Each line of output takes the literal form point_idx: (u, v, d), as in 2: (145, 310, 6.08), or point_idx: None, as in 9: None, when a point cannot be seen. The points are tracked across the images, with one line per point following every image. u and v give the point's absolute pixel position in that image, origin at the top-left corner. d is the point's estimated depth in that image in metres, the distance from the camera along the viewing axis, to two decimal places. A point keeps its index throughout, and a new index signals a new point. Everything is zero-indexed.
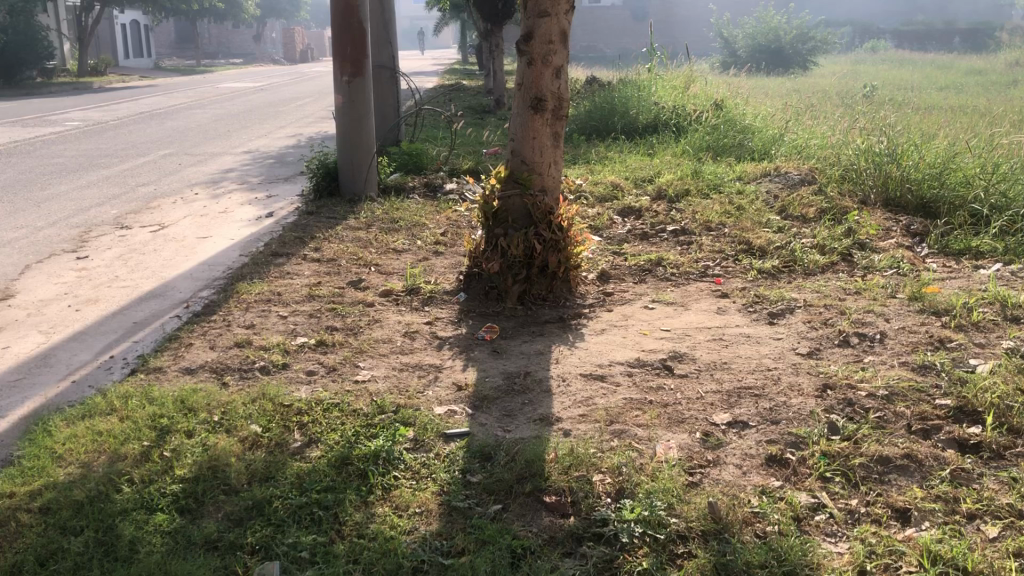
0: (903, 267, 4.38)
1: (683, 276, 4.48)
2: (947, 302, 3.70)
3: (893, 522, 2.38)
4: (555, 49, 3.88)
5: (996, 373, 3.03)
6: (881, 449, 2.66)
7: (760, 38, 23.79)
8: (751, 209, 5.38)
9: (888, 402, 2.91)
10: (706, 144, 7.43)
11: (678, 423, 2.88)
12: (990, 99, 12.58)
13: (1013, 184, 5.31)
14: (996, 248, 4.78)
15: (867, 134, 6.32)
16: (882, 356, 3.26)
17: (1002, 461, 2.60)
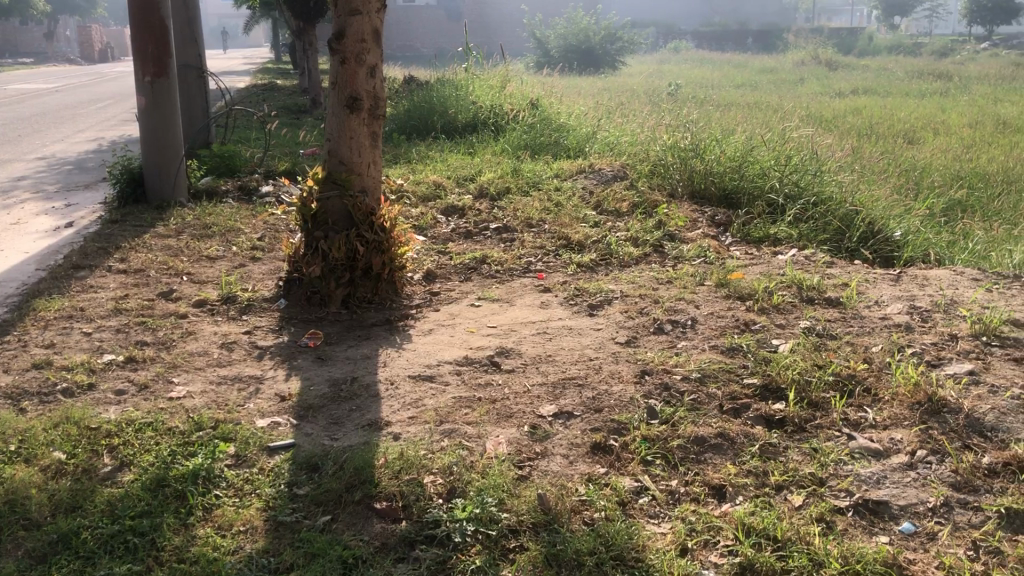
0: (710, 256, 4.62)
1: (506, 272, 4.54)
2: (750, 287, 3.92)
3: (710, 499, 2.51)
4: (369, 47, 3.82)
5: (795, 351, 3.25)
6: (696, 430, 2.79)
7: (571, 38, 24.44)
8: (569, 204, 5.53)
9: (701, 384, 3.06)
10: (524, 142, 7.57)
11: (506, 418, 2.91)
12: (781, 96, 13.54)
13: (803, 174, 5.72)
14: (791, 235, 5.15)
15: (672, 131, 6.64)
16: (694, 341, 3.42)
17: (805, 434, 2.79)
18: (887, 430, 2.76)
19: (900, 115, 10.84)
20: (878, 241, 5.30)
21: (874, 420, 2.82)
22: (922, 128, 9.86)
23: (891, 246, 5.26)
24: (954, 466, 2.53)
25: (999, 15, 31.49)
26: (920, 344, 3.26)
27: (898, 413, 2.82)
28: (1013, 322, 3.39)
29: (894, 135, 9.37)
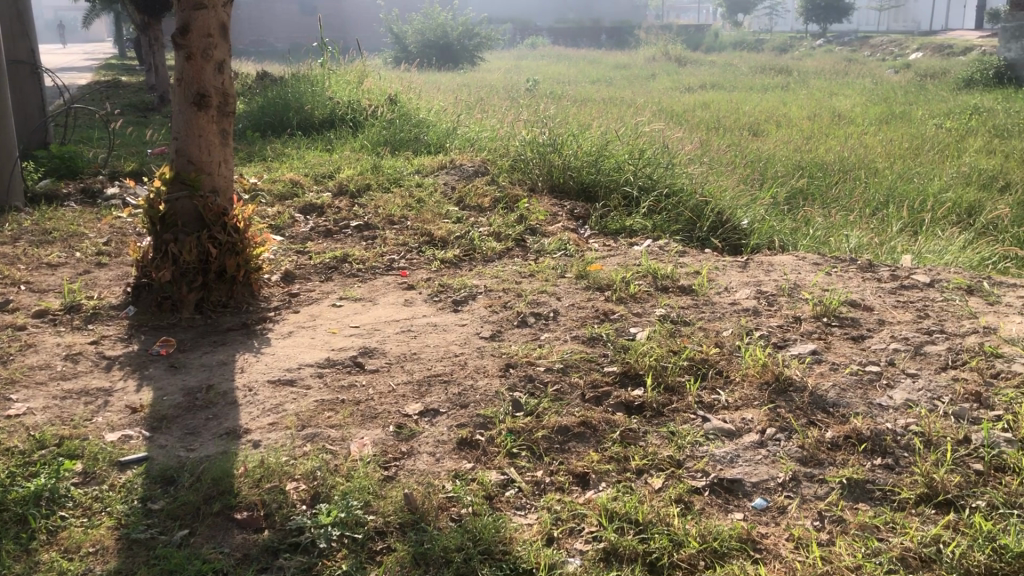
0: (570, 249, 4.70)
1: (368, 271, 4.48)
2: (609, 278, 4.01)
3: (574, 487, 2.56)
4: (215, 42, 3.69)
5: (652, 338, 3.35)
6: (560, 419, 2.83)
7: (428, 34, 24.34)
8: (430, 201, 5.50)
9: (563, 374, 3.11)
10: (383, 138, 7.48)
11: (370, 419, 2.87)
12: (635, 91, 13.93)
13: (656, 167, 5.90)
14: (646, 226, 5.31)
15: (530, 126, 6.71)
16: (556, 332, 3.47)
17: (662, 418, 2.88)
18: (739, 410, 2.87)
19: (745, 109, 11.34)
20: (727, 230, 5.55)
21: (727, 401, 2.94)
22: (765, 121, 10.33)
23: (739, 234, 5.53)
24: (800, 441, 2.66)
25: (832, 14, 33.37)
26: (767, 327, 3.41)
27: (749, 394, 2.95)
28: (850, 303, 3.60)
29: (740, 128, 9.79)
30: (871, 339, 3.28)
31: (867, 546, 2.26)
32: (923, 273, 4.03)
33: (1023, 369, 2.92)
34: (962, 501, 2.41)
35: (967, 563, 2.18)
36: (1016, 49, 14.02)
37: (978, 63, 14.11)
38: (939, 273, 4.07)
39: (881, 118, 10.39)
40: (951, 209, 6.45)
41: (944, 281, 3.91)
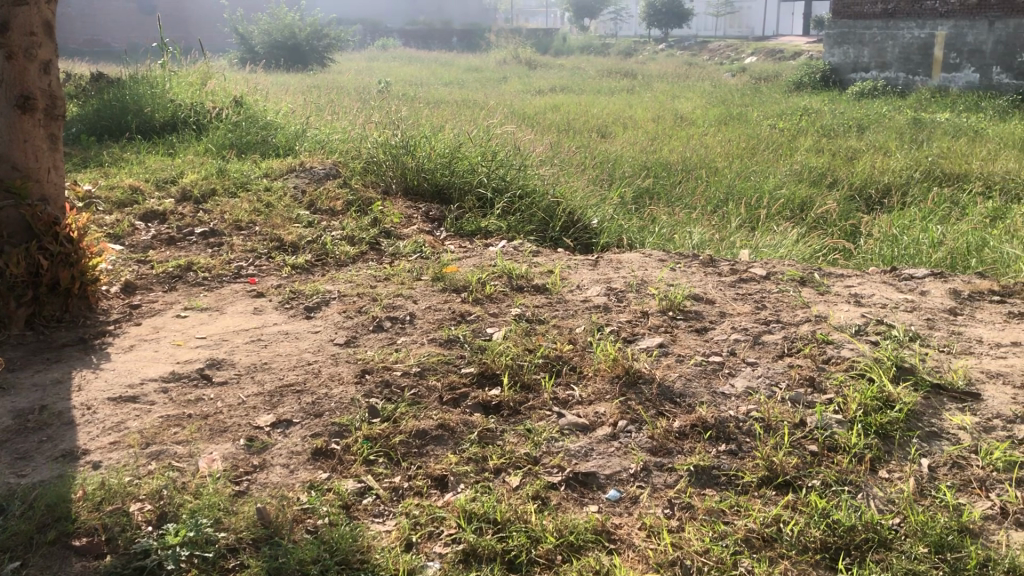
0: (425, 251, 4.69)
1: (215, 279, 4.32)
2: (464, 279, 4.02)
3: (432, 491, 2.55)
4: (39, 41, 3.51)
5: (508, 337, 3.38)
6: (417, 423, 2.81)
7: (275, 34, 23.68)
8: (280, 205, 5.35)
9: (420, 378, 3.09)
10: (229, 142, 7.24)
11: (220, 433, 2.77)
12: (488, 94, 14.05)
13: (508, 169, 5.97)
14: (500, 227, 5.37)
15: (382, 128, 6.65)
16: (412, 336, 3.45)
17: (519, 416, 2.91)
18: (592, 405, 2.94)
19: (594, 111, 11.65)
20: (577, 229, 5.68)
21: (580, 396, 3.00)
22: (613, 123, 10.63)
23: (589, 233, 5.67)
24: (650, 432, 2.75)
25: (673, 19, 34.72)
26: (616, 323, 3.50)
27: (601, 388, 3.02)
28: (693, 297, 3.75)
29: (589, 130, 10.03)
30: (714, 331, 3.43)
31: (714, 530, 2.35)
32: (760, 267, 4.25)
33: (850, 353, 3.11)
34: (799, 480, 2.54)
35: (804, 540, 2.31)
36: (838, 55, 14.83)
37: (806, 67, 14.96)
38: (774, 266, 4.29)
39: (720, 119, 10.87)
40: (785, 206, 6.82)
41: (779, 274, 4.13)
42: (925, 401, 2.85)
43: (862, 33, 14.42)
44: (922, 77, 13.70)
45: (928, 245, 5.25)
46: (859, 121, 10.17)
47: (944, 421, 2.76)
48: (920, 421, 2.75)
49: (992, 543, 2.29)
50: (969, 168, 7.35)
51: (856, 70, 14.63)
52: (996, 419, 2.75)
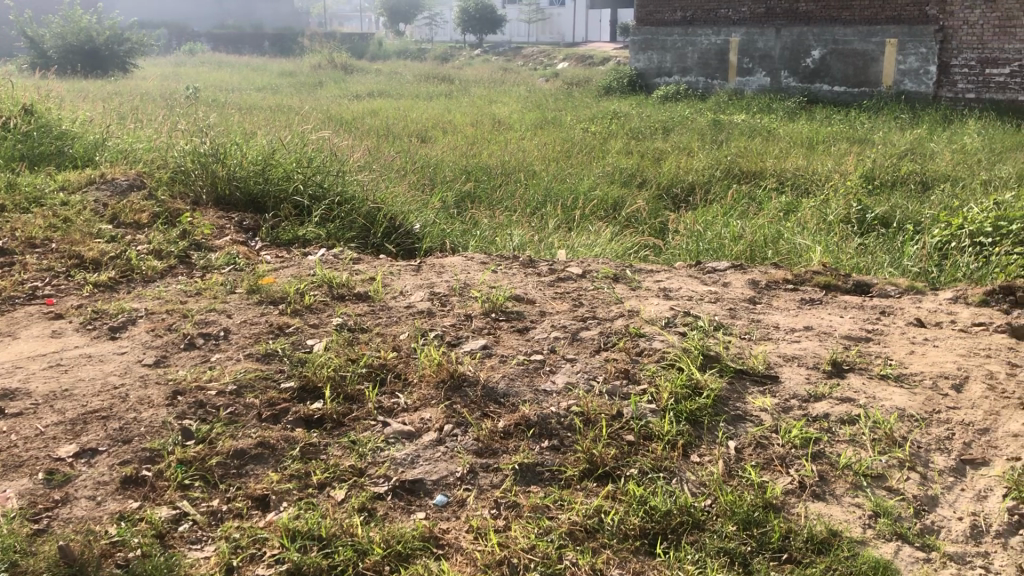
0: (239, 263, 4.52)
1: (6, 302, 3.99)
2: (281, 290, 3.90)
3: (253, 512, 2.46)
4: None
5: (329, 348, 3.31)
6: (235, 443, 2.70)
7: (69, 37, 22.04)
8: (79, 219, 5.00)
9: (237, 396, 2.97)
10: (18, 153, 6.69)
11: (15, 469, 2.56)
12: (303, 99, 13.72)
13: (325, 175, 5.86)
14: (318, 235, 5.26)
15: (190, 135, 6.36)
16: (228, 352, 3.31)
17: (342, 428, 2.86)
18: (417, 411, 2.92)
19: (412, 116, 11.64)
20: (399, 235, 5.68)
21: (405, 403, 2.97)
22: (431, 127, 10.66)
23: (411, 238, 5.69)
24: (475, 434, 2.77)
25: (486, 25, 35.22)
26: (439, 327, 3.50)
27: (426, 394, 3.01)
28: (514, 298, 3.81)
29: (408, 135, 10.01)
30: (535, 330, 3.49)
31: (539, 526, 2.40)
32: (576, 266, 4.37)
33: (661, 345, 3.26)
34: (618, 471, 2.63)
35: (624, 529, 2.40)
36: (644, 60, 15.57)
37: (615, 72, 15.60)
38: (590, 264, 4.43)
39: (536, 123, 11.12)
40: (599, 206, 7.06)
41: (594, 272, 4.26)
42: (730, 386, 3.02)
43: (664, 40, 15.16)
44: (720, 81, 14.51)
45: (730, 239, 5.58)
46: (665, 123, 10.67)
47: (747, 404, 2.94)
48: (727, 406, 2.92)
49: (793, 515, 2.45)
50: (763, 166, 7.87)
51: (660, 74, 15.38)
52: (793, 399, 2.95)
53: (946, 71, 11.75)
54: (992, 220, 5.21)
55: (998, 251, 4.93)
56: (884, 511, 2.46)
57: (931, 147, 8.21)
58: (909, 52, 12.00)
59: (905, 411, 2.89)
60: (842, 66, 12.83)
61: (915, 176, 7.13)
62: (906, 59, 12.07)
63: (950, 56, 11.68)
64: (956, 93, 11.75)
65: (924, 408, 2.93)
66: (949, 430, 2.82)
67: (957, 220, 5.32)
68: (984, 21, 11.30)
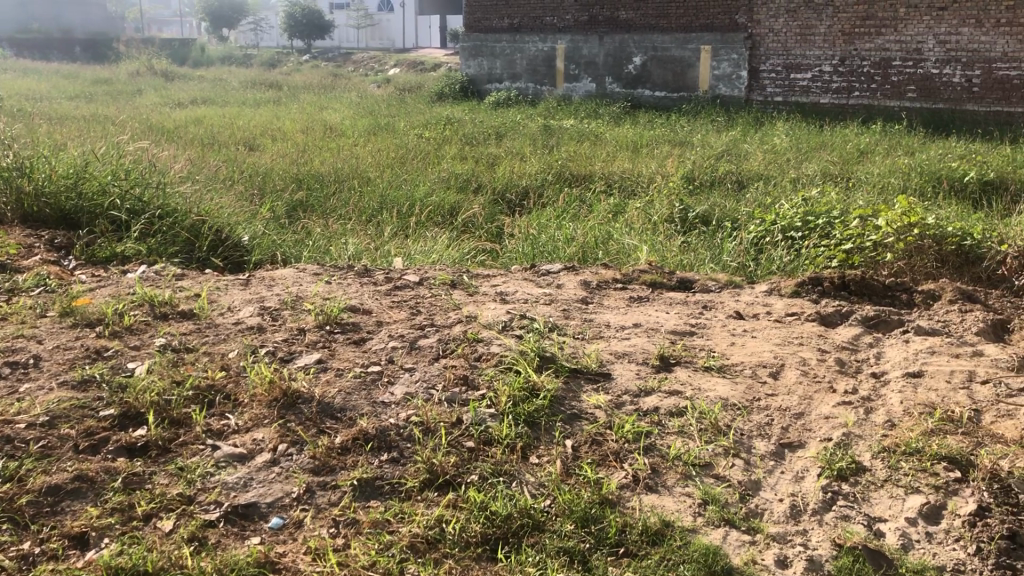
0: (50, 284, 4.22)
1: None
2: (98, 311, 3.67)
3: (71, 551, 2.29)
4: None
5: (152, 371, 3.13)
6: (49, 479, 2.51)
7: None
8: None
9: (50, 428, 2.76)
10: None
11: None
12: (120, 108, 12.99)
13: (145, 188, 5.56)
14: (139, 251, 4.99)
15: None
16: (39, 381, 3.07)
17: (169, 455, 2.71)
18: (249, 432, 2.81)
19: (238, 124, 11.23)
20: (226, 248, 5.48)
21: (236, 424, 2.85)
22: (259, 135, 10.33)
23: (239, 251, 5.51)
24: (311, 452, 2.69)
25: (314, 31, 34.54)
26: (271, 343, 3.39)
27: (259, 413, 2.90)
28: (349, 308, 3.74)
29: (235, 143, 9.66)
30: (371, 340, 3.44)
31: (380, 541, 2.36)
32: (412, 273, 4.34)
33: (498, 349, 3.28)
34: (458, 479, 2.62)
35: (466, 536, 2.40)
36: (474, 66, 15.63)
37: (446, 79, 15.64)
38: (426, 271, 4.42)
39: (369, 129, 11.00)
40: (434, 212, 7.04)
41: (430, 279, 4.25)
42: (566, 385, 3.08)
43: (493, 46, 15.33)
44: (548, 87, 14.81)
45: (563, 241, 5.70)
46: (497, 129, 10.80)
47: (583, 402, 3.00)
48: (563, 405, 2.97)
49: (628, 509, 2.52)
50: (592, 169, 8.09)
51: (490, 80, 15.54)
52: (625, 395, 3.05)
53: (756, 76, 12.48)
54: (800, 215, 5.58)
55: (807, 244, 5.29)
56: (712, 498, 2.57)
57: (745, 148, 8.70)
58: (722, 58, 12.69)
59: (728, 400, 3.04)
60: (661, 72, 13.38)
61: (732, 176, 7.54)
62: (720, 64, 12.75)
63: (758, 61, 12.42)
64: (766, 96, 12.49)
65: (744, 397, 3.09)
66: (768, 416, 2.99)
67: (770, 216, 5.65)
68: (787, 29, 12.06)
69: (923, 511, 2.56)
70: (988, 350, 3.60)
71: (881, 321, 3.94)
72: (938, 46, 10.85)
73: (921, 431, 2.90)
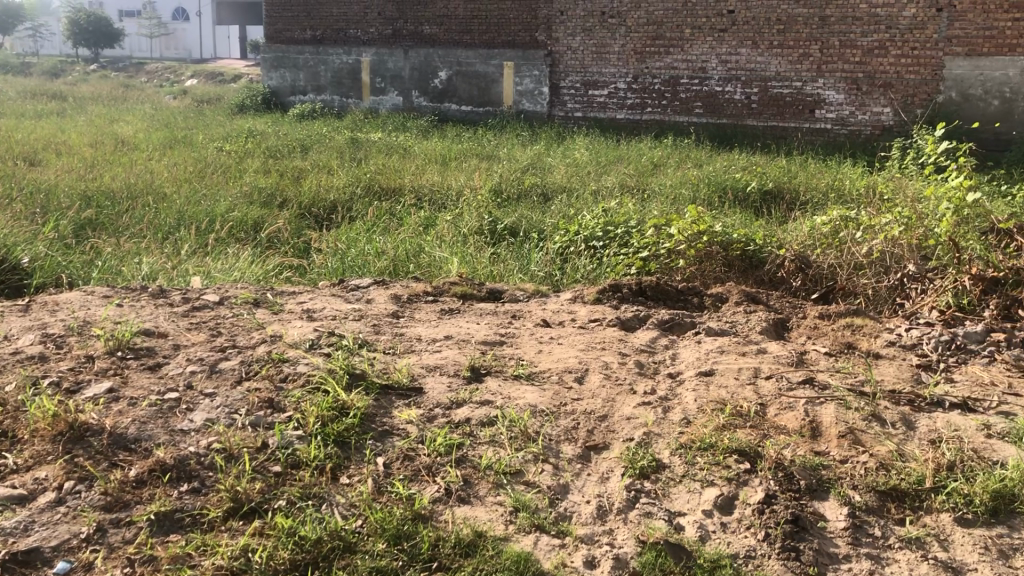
0: None
1: None
2: None
3: None
4: None
5: None
6: None
7: None
8: None
9: None
10: None
11: None
12: None
13: None
14: None
15: None
16: None
17: None
18: (30, 471, 2.59)
19: (15, 137, 10.38)
20: (4, 272, 5.02)
21: (15, 463, 2.62)
22: (40, 149, 9.59)
23: (20, 274, 5.07)
24: (102, 487, 2.51)
25: (102, 40, 32.57)
26: (54, 373, 3.14)
27: (41, 450, 2.67)
28: (143, 332, 3.52)
29: (11, 157, 8.91)
30: (168, 365, 3.26)
31: None
32: (213, 293, 4.16)
33: (305, 369, 3.19)
34: (264, 504, 2.53)
35: (274, 564, 2.32)
36: (277, 78, 15.27)
37: (247, 91, 15.15)
38: (226, 290, 4.24)
39: (164, 143, 10.46)
40: (237, 228, 6.78)
41: (232, 298, 4.09)
42: (376, 403, 3.04)
43: (295, 58, 15.01)
44: (354, 100, 14.65)
45: (373, 255, 5.64)
46: (302, 142, 10.56)
47: (394, 419, 2.97)
48: (373, 423, 2.93)
49: (440, 522, 2.52)
50: (401, 182, 8.06)
51: (293, 92, 15.22)
52: (436, 408, 3.04)
53: (557, 92, 12.91)
54: (601, 226, 5.79)
55: (608, 253, 5.51)
56: (522, 505, 2.61)
57: (549, 161, 8.95)
58: (525, 74, 13.05)
59: (536, 407, 3.10)
60: (467, 86, 13.57)
61: (537, 188, 7.74)
62: (522, 80, 13.10)
63: (558, 78, 12.86)
64: (566, 111, 12.92)
65: (553, 403, 3.16)
66: (575, 420, 3.08)
67: (573, 226, 5.82)
68: (584, 47, 12.53)
69: (717, 503, 2.72)
70: (770, 347, 3.87)
71: (676, 324, 4.15)
72: (720, 65, 11.59)
73: (714, 426, 3.07)
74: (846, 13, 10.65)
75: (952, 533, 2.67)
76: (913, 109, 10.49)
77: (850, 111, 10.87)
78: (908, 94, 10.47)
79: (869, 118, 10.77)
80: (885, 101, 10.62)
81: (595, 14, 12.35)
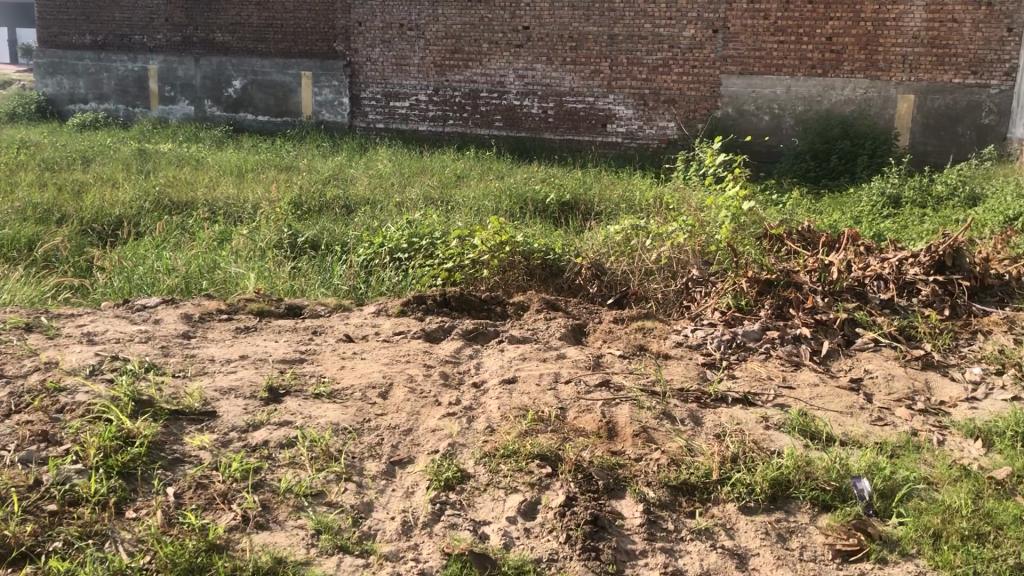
0: None
1: None
2: None
3: None
4: None
5: None
6: None
7: None
8: None
9: None
10: None
11: None
12: None
13: None
14: None
15: None
16: None
17: None
18: None
19: None
20: None
21: None
22: None
23: None
24: None
25: None
26: None
27: None
28: None
29: None
30: None
31: None
32: None
33: (85, 397, 2.96)
34: (37, 548, 2.34)
35: None
36: (53, 85, 14.20)
37: (18, 99, 13.99)
38: None
39: None
40: (8, 247, 6.22)
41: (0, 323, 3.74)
42: (165, 430, 2.86)
43: (73, 64, 14.02)
44: (141, 109, 13.84)
45: (162, 273, 5.33)
46: (82, 153, 9.87)
47: (185, 445, 2.81)
48: (162, 451, 2.76)
49: (236, 551, 2.41)
50: (194, 196, 7.69)
51: (72, 101, 14.19)
52: (231, 432, 2.91)
53: (357, 103, 12.76)
54: (406, 237, 5.75)
55: (413, 265, 5.49)
56: (325, 526, 2.54)
57: (351, 173, 8.83)
58: (323, 84, 12.82)
59: (338, 425, 3.03)
60: (263, 96, 13.15)
61: (339, 201, 7.60)
62: (321, 91, 12.86)
63: (358, 89, 12.71)
64: (368, 122, 12.80)
65: (355, 419, 3.11)
66: (379, 436, 3.03)
67: (378, 238, 5.75)
68: (383, 59, 12.47)
69: (521, 509, 2.76)
70: (568, 353, 3.99)
71: (479, 334, 4.19)
72: (517, 80, 11.87)
73: (516, 433, 3.12)
74: (633, 32, 11.18)
75: (737, 521, 2.84)
76: (694, 124, 11.18)
77: (638, 125, 11.45)
78: (689, 110, 11.15)
79: (656, 132, 11.39)
80: (669, 115, 11.27)
81: (393, 26, 12.32)
